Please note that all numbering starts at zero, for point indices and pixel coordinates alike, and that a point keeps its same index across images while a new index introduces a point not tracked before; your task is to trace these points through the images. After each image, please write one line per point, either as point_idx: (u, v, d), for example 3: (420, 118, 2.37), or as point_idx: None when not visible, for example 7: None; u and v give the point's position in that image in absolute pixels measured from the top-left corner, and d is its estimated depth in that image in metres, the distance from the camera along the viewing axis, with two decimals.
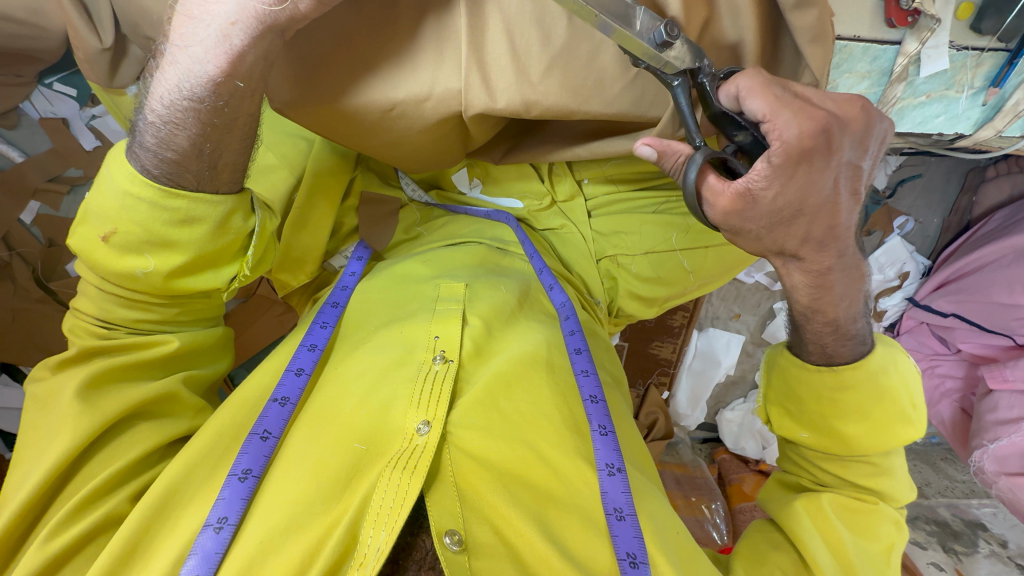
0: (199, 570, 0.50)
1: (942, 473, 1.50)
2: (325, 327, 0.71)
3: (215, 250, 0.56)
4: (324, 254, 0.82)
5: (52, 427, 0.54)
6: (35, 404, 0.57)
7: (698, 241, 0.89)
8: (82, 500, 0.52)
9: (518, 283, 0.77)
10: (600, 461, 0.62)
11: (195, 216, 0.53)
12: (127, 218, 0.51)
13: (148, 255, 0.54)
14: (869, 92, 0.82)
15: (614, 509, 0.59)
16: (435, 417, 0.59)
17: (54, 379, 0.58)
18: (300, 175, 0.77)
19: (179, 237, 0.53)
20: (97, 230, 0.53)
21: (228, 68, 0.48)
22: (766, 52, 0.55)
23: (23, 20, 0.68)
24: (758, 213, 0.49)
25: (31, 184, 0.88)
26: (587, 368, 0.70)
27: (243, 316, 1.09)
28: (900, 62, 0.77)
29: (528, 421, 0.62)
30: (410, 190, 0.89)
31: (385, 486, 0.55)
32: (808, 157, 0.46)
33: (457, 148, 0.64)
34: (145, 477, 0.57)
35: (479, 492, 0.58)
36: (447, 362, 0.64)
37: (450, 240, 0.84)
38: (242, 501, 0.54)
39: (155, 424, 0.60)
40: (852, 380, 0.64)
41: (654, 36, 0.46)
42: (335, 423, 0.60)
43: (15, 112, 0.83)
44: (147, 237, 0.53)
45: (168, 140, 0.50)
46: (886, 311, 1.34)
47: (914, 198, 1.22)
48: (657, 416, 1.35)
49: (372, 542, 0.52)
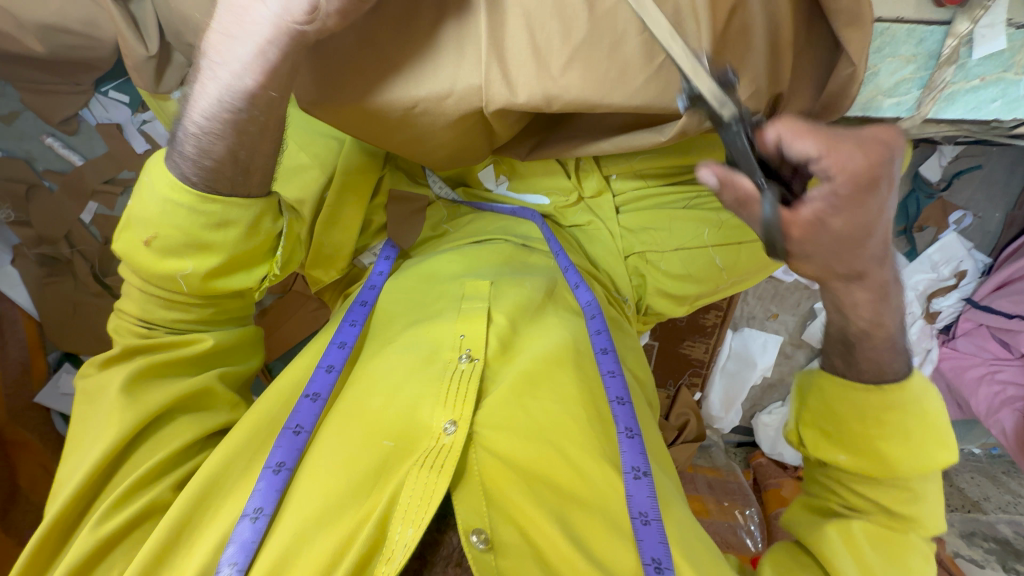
0: (237, 556, 0.52)
1: (1005, 488, 1.40)
2: (354, 325, 0.72)
3: (248, 250, 0.59)
4: (355, 251, 0.85)
5: (101, 419, 0.58)
6: (85, 399, 0.61)
7: (730, 238, 0.87)
8: (130, 487, 0.56)
9: (544, 279, 0.77)
10: (625, 465, 0.61)
11: (229, 219, 0.55)
12: (168, 223, 0.54)
13: (188, 258, 0.57)
14: (913, 79, 0.76)
15: (639, 514, 0.58)
16: (461, 416, 0.60)
17: (101, 375, 0.62)
18: (331, 175, 0.79)
19: (214, 239, 0.56)
20: (141, 236, 0.56)
21: (262, 81, 0.50)
22: (799, 42, 0.53)
23: (78, 32, 0.73)
24: (822, 241, 0.45)
25: (89, 185, 0.96)
26: (614, 369, 0.68)
27: (279, 311, 1.14)
28: (950, 43, 0.73)
29: (553, 422, 0.62)
30: (437, 188, 0.90)
31: (413, 484, 0.56)
32: (869, 184, 0.43)
33: (481, 144, 0.64)
34: (185, 466, 0.60)
35: (502, 489, 0.59)
36: (473, 360, 0.65)
37: (476, 238, 0.85)
38: (276, 492, 0.56)
39: (194, 417, 0.63)
40: (898, 401, 0.61)
41: (718, 78, 0.43)
42: (363, 420, 0.61)
43: (76, 119, 0.90)
44: (186, 241, 0.55)
45: (205, 150, 0.53)
46: (940, 312, 1.26)
47: (973, 191, 1.14)
48: (689, 417, 1.31)
49: (399, 538, 0.54)
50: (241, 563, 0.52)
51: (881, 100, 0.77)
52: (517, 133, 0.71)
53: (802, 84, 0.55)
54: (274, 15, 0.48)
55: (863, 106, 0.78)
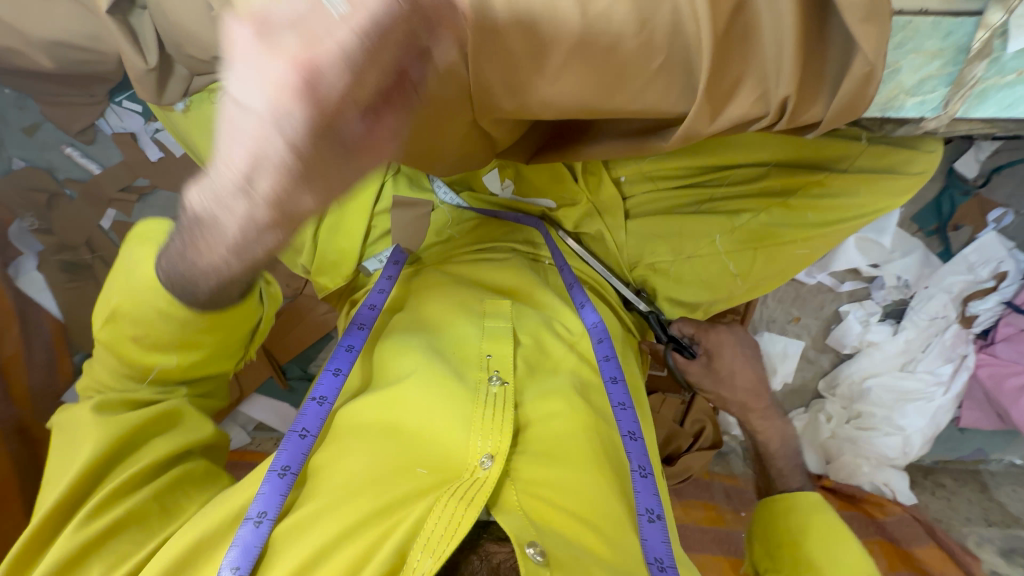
0: (239, 561, 0.51)
1: None
2: (362, 328, 0.72)
3: (231, 340, 0.64)
4: (359, 257, 0.85)
5: (78, 437, 0.59)
6: (58, 431, 0.62)
7: (748, 242, 0.84)
8: (101, 501, 0.55)
9: (543, 318, 0.76)
10: (640, 506, 0.63)
11: (219, 324, 0.60)
12: (158, 328, 0.57)
13: (175, 352, 0.61)
14: (940, 75, 0.59)
15: (655, 560, 0.59)
16: (499, 451, 0.60)
17: (71, 411, 0.63)
18: None
19: (203, 338, 0.60)
20: (128, 331, 0.58)
21: (239, 249, 0.45)
22: (812, 46, 0.48)
23: (83, 45, 0.74)
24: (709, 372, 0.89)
25: (107, 193, 0.98)
26: (624, 402, 0.70)
27: (292, 314, 1.15)
28: (981, 35, 0.56)
29: (572, 452, 0.64)
30: (442, 193, 0.88)
31: (439, 514, 0.55)
32: (726, 346, 0.90)
33: (479, 148, 0.62)
34: (164, 477, 0.61)
35: (536, 520, 0.59)
36: (503, 384, 0.66)
37: (481, 245, 0.87)
38: (280, 496, 0.56)
39: (169, 436, 0.63)
40: (803, 523, 0.74)
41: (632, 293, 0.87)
42: (400, 444, 0.62)
43: (93, 128, 0.92)
44: (177, 341, 0.59)
45: (195, 276, 0.51)
46: (977, 316, 1.20)
47: (1016, 187, 1.06)
48: (705, 424, 1.26)
49: (418, 566, 0.52)
50: (243, 569, 0.51)
51: (903, 99, 0.61)
52: (518, 139, 0.68)
53: (815, 86, 0.50)
54: (234, 191, 0.40)
55: (880, 107, 0.61)
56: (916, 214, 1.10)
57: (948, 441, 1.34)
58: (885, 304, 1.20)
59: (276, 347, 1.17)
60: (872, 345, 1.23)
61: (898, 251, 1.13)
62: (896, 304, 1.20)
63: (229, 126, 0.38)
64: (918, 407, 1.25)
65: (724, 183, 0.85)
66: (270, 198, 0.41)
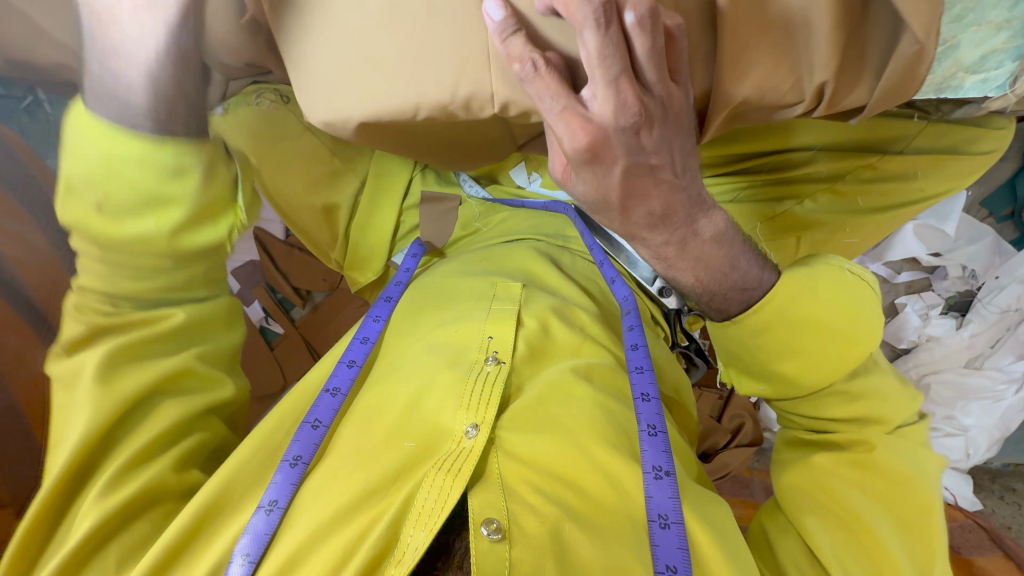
0: (250, 548, 0.54)
1: None
2: (377, 320, 0.76)
3: (209, 202, 0.66)
4: (389, 250, 0.88)
5: (76, 404, 0.59)
6: (62, 386, 0.61)
7: (789, 230, 0.79)
8: (116, 474, 0.58)
9: (554, 299, 0.76)
10: (647, 464, 0.61)
11: (185, 168, 0.63)
12: (116, 187, 0.59)
13: (146, 216, 0.62)
14: (1007, 49, 0.49)
15: (659, 516, 0.58)
16: (482, 420, 0.61)
17: (71, 360, 0.61)
18: (364, 178, 0.86)
19: (174, 192, 0.63)
20: (87, 201, 0.59)
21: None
22: (850, 31, 0.48)
23: None
24: (577, 195, 0.57)
25: None
26: (642, 365, 0.71)
27: (330, 306, 1.23)
28: None
29: (582, 426, 0.62)
30: (468, 188, 0.92)
31: (428, 487, 0.56)
32: (612, 151, 0.50)
33: (502, 139, 0.64)
34: (178, 449, 0.63)
35: (520, 484, 0.58)
36: (499, 363, 0.66)
37: (506, 237, 0.87)
38: (291, 486, 0.59)
39: (175, 402, 0.64)
40: None
41: (659, 284, 0.82)
42: (383, 420, 0.63)
43: None
44: (141, 199, 0.61)
45: (126, 96, 0.58)
46: None
47: None
48: (744, 420, 1.23)
49: (410, 541, 0.53)
50: (253, 556, 0.53)
51: (961, 79, 0.51)
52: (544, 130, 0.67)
53: (858, 71, 0.50)
54: None
55: (934, 88, 0.52)
56: (987, 198, 1.08)
57: (1019, 443, 1.25)
58: (948, 297, 1.17)
59: (319, 339, 1.23)
60: (932, 340, 1.19)
61: (963, 238, 1.11)
62: (960, 296, 1.17)
63: None
64: (982, 404, 1.19)
65: (765, 169, 0.77)
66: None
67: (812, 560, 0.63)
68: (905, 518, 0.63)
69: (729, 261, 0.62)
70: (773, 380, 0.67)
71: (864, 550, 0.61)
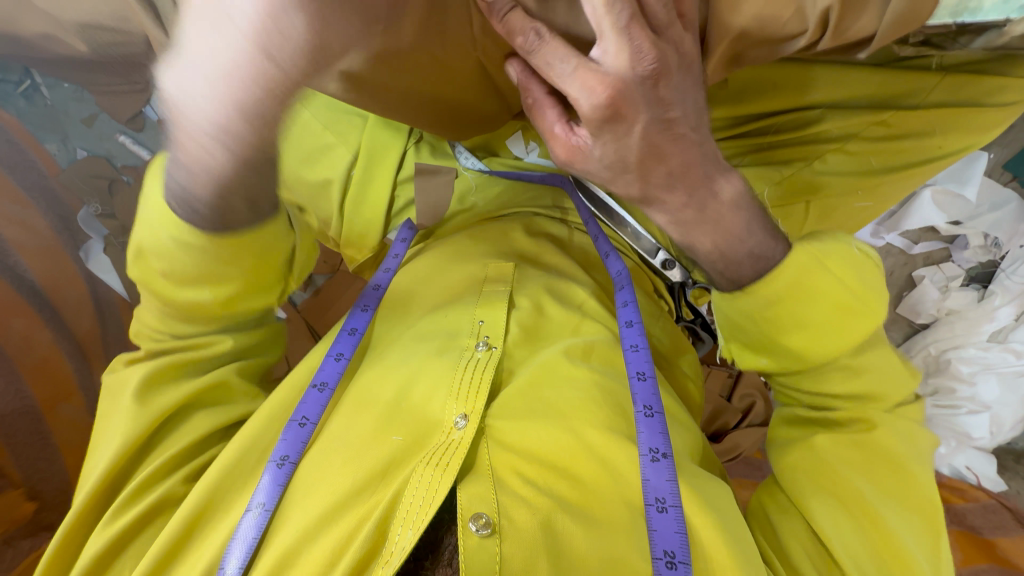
0: (241, 554, 0.54)
1: None
2: (365, 310, 0.73)
3: (261, 276, 0.65)
4: (384, 229, 0.85)
5: (118, 412, 0.65)
6: (108, 394, 0.68)
7: (797, 195, 0.75)
8: (132, 493, 0.61)
9: (547, 279, 0.73)
10: (643, 446, 0.58)
11: (236, 258, 0.60)
12: (178, 261, 0.60)
13: (203, 289, 0.63)
14: None
15: (655, 500, 0.56)
16: (472, 410, 0.59)
17: (124, 371, 0.69)
18: (357, 151, 0.82)
19: (225, 273, 0.62)
20: (155, 266, 0.61)
21: (226, 175, 0.50)
22: None
23: (113, 27, 0.76)
24: (591, 163, 0.55)
25: None
26: (637, 343, 0.67)
27: (331, 289, 1.23)
28: None
29: (573, 407, 0.60)
30: (465, 160, 0.84)
31: (416, 484, 0.54)
32: (631, 102, 0.48)
33: (494, 103, 0.64)
34: (192, 463, 0.65)
35: (509, 474, 0.56)
36: (489, 349, 0.64)
37: (503, 211, 0.86)
38: (279, 487, 0.58)
39: (207, 413, 0.68)
40: None
41: (660, 258, 0.78)
42: (373, 411, 0.61)
43: (141, 117, 0.99)
44: (197, 274, 0.61)
45: (201, 203, 0.55)
46: None
47: None
48: (754, 399, 1.20)
49: (398, 540, 0.52)
50: (243, 561, 0.53)
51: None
52: None
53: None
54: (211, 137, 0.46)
55: (949, 13, 0.49)
56: (1009, 160, 1.04)
57: None
58: (969, 268, 1.14)
59: (318, 320, 1.22)
60: (953, 314, 1.16)
61: (987, 204, 1.08)
62: (983, 267, 1.14)
63: (204, 34, 0.41)
64: (1003, 379, 1.14)
65: (772, 130, 0.74)
66: (252, 27, 0.40)
67: (807, 533, 0.61)
68: (915, 502, 0.61)
69: (746, 228, 0.59)
70: (777, 354, 0.64)
71: (875, 548, 0.58)
